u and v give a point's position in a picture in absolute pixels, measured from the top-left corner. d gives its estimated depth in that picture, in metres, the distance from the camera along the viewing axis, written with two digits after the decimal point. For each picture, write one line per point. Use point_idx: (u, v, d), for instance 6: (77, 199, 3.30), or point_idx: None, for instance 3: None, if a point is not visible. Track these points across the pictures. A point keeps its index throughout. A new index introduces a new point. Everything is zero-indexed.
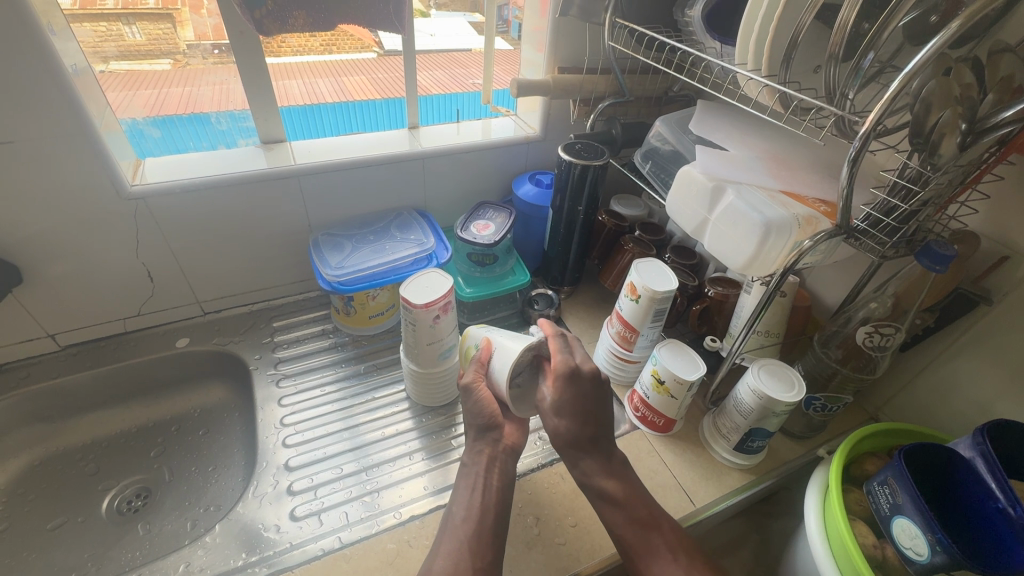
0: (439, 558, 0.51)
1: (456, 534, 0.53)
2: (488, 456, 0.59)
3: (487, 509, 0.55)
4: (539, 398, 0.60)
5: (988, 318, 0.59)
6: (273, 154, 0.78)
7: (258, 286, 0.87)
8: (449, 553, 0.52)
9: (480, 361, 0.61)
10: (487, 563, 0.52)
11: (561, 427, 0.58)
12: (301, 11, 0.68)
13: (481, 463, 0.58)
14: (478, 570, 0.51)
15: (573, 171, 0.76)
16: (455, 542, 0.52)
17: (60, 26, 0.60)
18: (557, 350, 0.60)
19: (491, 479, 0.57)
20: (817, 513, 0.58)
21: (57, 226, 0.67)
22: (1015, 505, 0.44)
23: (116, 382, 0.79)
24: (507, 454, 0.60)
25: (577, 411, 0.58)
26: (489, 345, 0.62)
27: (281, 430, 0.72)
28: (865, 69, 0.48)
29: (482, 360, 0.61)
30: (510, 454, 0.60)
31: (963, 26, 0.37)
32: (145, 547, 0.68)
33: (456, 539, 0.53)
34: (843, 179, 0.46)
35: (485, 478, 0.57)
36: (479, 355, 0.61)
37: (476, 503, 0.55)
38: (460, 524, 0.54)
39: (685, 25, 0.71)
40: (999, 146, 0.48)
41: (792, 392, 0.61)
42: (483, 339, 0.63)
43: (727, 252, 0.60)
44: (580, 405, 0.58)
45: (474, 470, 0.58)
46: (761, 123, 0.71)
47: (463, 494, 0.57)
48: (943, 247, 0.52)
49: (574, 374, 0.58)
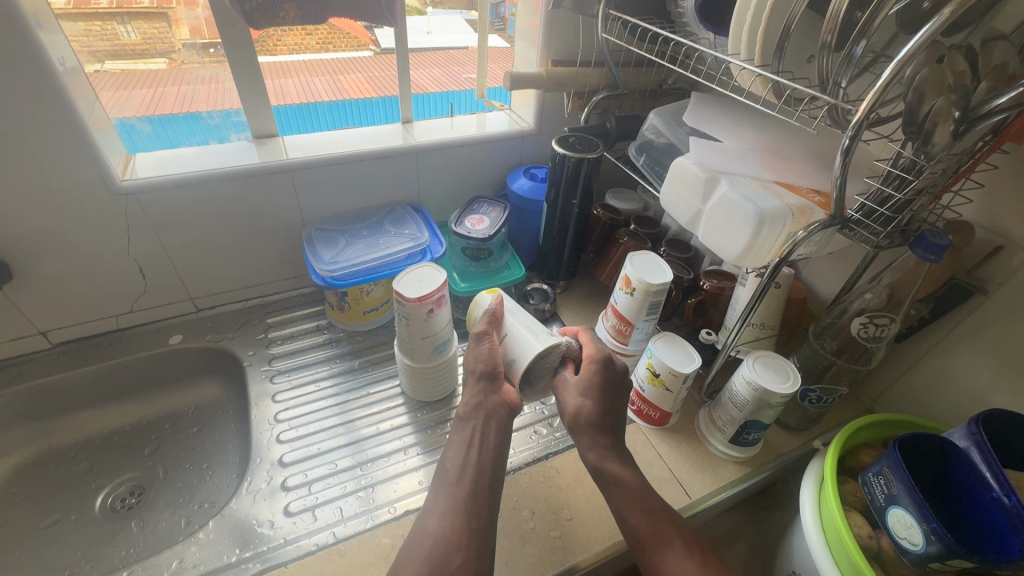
0: (433, 517, 0.51)
1: (448, 497, 0.52)
2: (486, 410, 0.58)
3: (482, 469, 0.55)
4: (561, 383, 0.63)
5: (982, 308, 0.59)
6: (264, 148, 0.78)
7: (251, 283, 0.86)
8: (443, 521, 0.51)
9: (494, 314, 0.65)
10: (482, 523, 0.51)
11: (583, 406, 0.60)
12: (292, 3, 0.68)
13: (478, 419, 0.57)
14: (473, 529, 0.50)
15: (568, 162, 0.76)
16: (449, 501, 0.52)
17: (47, 20, 0.59)
18: (591, 341, 0.64)
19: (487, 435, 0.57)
20: (813, 505, 0.58)
21: (47, 221, 0.66)
22: (1010, 494, 0.44)
23: (110, 380, 0.78)
24: (505, 410, 0.59)
25: (601, 389, 0.60)
26: (500, 301, 0.67)
27: (274, 426, 0.71)
28: (858, 57, 0.48)
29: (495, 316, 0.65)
30: (509, 411, 0.59)
31: (956, 12, 0.37)
32: (139, 545, 0.67)
33: (451, 498, 0.52)
34: (837, 168, 0.46)
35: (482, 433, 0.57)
36: (494, 307, 0.65)
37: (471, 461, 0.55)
38: (451, 493, 0.53)
39: (679, 16, 0.70)
40: (992, 135, 0.48)
41: (787, 384, 0.60)
42: (489, 298, 0.67)
43: (721, 243, 0.60)
44: (604, 385, 0.61)
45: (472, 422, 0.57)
46: (755, 115, 0.71)
47: (452, 451, 0.56)
48: (938, 236, 0.52)
49: (607, 362, 0.62)
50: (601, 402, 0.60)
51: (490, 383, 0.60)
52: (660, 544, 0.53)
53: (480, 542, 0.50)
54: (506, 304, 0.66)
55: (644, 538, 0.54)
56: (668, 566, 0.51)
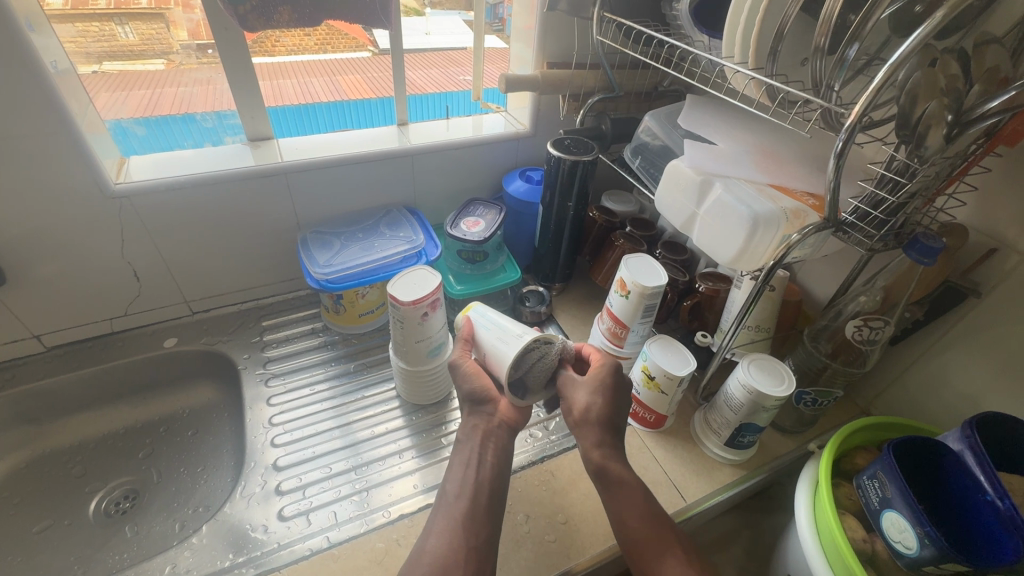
0: (432, 535, 0.51)
1: (447, 513, 0.52)
2: (482, 433, 0.58)
3: (487, 494, 0.54)
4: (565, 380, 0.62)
5: (976, 311, 0.59)
6: (259, 151, 0.77)
7: (247, 286, 0.86)
8: (440, 536, 0.51)
9: (465, 336, 0.65)
10: (481, 541, 0.51)
11: (593, 405, 0.59)
12: (286, 7, 0.67)
13: (477, 440, 0.58)
14: (471, 548, 0.50)
15: (563, 165, 0.75)
16: (448, 518, 0.52)
17: (40, 22, 0.59)
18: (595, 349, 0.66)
19: (486, 456, 0.57)
20: (808, 509, 0.58)
21: (40, 225, 0.66)
22: (1003, 498, 0.44)
23: (104, 383, 0.78)
24: (503, 428, 0.60)
25: (610, 390, 0.60)
26: (468, 316, 0.66)
27: (269, 429, 0.71)
28: (850, 60, 0.48)
29: (466, 336, 0.64)
30: (505, 425, 0.60)
31: (947, 16, 0.37)
32: (133, 550, 0.67)
33: (448, 516, 0.52)
34: (830, 171, 0.46)
35: (480, 454, 0.57)
36: (463, 330, 0.65)
37: (468, 484, 0.54)
38: (450, 510, 0.53)
39: (673, 18, 0.70)
40: (985, 138, 0.48)
41: (782, 387, 0.60)
42: (460, 319, 0.67)
43: (715, 246, 0.60)
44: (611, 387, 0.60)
45: (469, 445, 0.57)
46: (749, 117, 0.71)
47: (455, 472, 0.56)
48: (931, 239, 0.51)
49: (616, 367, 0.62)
50: (608, 403, 0.59)
51: (485, 390, 0.60)
52: (657, 552, 0.53)
53: (478, 557, 0.50)
54: (475, 320, 0.65)
55: (636, 544, 0.53)
56: (667, 573, 0.51)
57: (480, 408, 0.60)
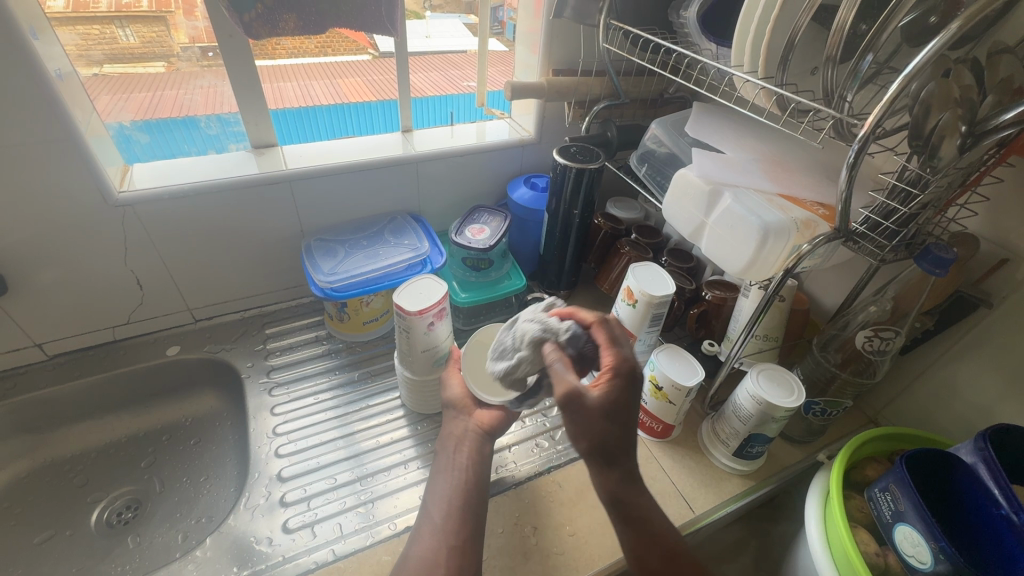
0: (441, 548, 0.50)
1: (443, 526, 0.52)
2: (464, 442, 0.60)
3: (459, 492, 0.55)
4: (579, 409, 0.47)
5: (987, 321, 0.59)
6: (264, 158, 0.77)
7: (249, 293, 0.86)
8: (425, 541, 0.51)
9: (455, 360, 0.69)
10: (462, 539, 0.51)
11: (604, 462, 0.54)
12: (291, 14, 0.68)
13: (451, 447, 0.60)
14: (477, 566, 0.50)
15: (569, 174, 0.75)
16: None
17: (44, 31, 0.58)
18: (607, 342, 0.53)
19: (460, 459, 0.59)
20: (818, 519, 0.58)
21: (41, 233, 0.65)
22: (1019, 512, 0.43)
23: (106, 391, 0.78)
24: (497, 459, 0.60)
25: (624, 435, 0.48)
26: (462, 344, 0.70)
27: (272, 439, 0.70)
28: (865, 71, 0.47)
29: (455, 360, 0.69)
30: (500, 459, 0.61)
31: (964, 27, 0.36)
32: (135, 561, 0.66)
33: None
34: (842, 182, 0.45)
35: (453, 459, 0.59)
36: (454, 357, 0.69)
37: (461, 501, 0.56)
38: (432, 516, 0.54)
39: (680, 25, 0.70)
40: (999, 148, 0.47)
41: (791, 398, 0.60)
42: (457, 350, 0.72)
43: (724, 256, 0.59)
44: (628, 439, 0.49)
45: (445, 452, 0.60)
46: (757, 125, 0.70)
47: (436, 480, 0.58)
48: (943, 251, 0.51)
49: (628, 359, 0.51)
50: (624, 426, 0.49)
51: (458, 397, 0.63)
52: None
53: (458, 556, 0.50)
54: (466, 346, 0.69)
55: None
56: None
57: (454, 413, 0.63)
